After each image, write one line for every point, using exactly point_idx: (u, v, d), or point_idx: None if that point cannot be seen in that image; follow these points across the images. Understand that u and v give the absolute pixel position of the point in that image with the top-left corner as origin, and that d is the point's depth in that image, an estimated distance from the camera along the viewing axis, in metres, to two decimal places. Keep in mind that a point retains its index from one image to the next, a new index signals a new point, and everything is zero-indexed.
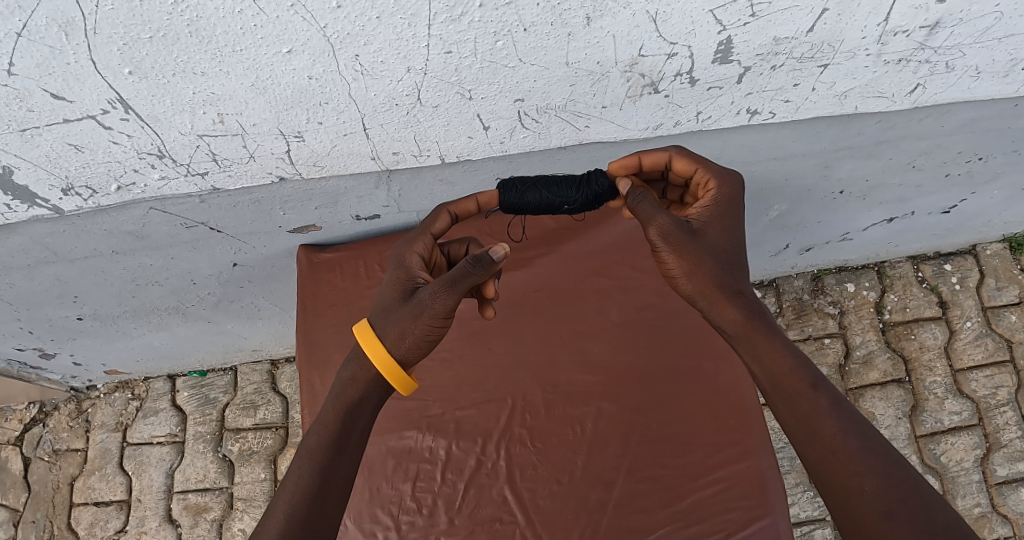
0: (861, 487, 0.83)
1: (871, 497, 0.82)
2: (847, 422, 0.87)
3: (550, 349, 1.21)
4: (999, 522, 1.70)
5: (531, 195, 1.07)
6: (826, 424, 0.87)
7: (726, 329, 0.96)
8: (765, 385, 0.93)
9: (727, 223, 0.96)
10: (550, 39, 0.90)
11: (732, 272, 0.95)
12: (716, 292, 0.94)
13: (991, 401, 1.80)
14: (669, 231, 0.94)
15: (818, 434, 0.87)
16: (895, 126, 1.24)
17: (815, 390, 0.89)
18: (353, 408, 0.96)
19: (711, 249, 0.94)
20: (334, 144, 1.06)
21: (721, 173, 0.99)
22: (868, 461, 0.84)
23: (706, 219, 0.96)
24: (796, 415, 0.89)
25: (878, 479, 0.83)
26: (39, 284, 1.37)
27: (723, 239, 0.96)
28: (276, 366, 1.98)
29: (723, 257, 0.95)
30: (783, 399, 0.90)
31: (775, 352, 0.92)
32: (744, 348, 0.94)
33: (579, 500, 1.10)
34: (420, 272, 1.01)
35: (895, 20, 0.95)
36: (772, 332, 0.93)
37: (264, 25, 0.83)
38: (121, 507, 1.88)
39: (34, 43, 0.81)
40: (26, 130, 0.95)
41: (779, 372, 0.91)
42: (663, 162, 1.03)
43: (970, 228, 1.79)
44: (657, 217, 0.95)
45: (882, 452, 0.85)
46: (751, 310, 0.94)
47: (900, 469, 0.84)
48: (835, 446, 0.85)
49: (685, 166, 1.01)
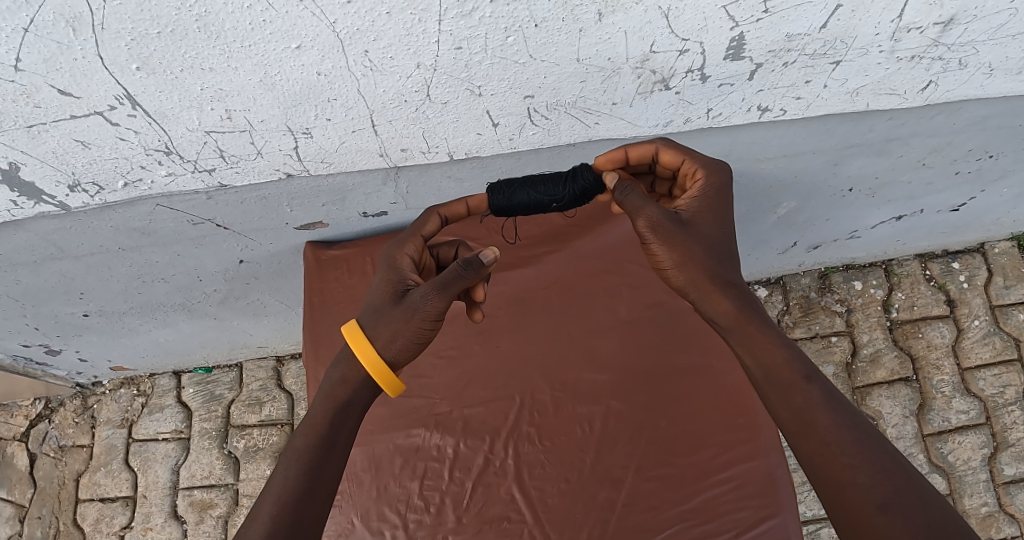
0: (854, 480, 0.82)
1: (865, 490, 0.81)
2: (841, 415, 0.85)
3: (559, 347, 1.20)
4: (1006, 522, 1.70)
5: (519, 195, 1.08)
6: (821, 416, 0.85)
7: (717, 321, 0.95)
8: (759, 377, 0.92)
9: (716, 213, 0.96)
10: (561, 35, 0.89)
11: (724, 264, 0.94)
12: (707, 283, 0.93)
13: (999, 400, 1.79)
14: (659, 222, 0.93)
15: (812, 427, 0.85)
16: (906, 123, 1.23)
17: (808, 382, 0.88)
18: (341, 409, 0.95)
19: (701, 240, 0.94)
20: (342, 140, 1.05)
21: (707, 162, 0.99)
22: (861, 453, 0.83)
23: (695, 209, 0.96)
24: (789, 406, 0.88)
25: (870, 472, 0.82)
26: (44, 281, 1.37)
27: (713, 230, 0.96)
28: (282, 363, 1.97)
29: (714, 248, 0.94)
30: (776, 390, 0.89)
31: (767, 344, 0.91)
32: (737, 339, 0.94)
33: (588, 498, 1.09)
34: (410, 273, 1.02)
35: (909, 16, 0.94)
36: (766, 324, 0.92)
37: (273, 21, 0.82)
38: (127, 504, 1.88)
39: (41, 39, 0.81)
40: (32, 127, 0.94)
41: (773, 363, 0.90)
42: (650, 154, 1.03)
43: (978, 225, 1.78)
44: (645, 208, 0.94)
45: (875, 444, 0.83)
46: (743, 302, 0.93)
47: (892, 461, 0.82)
48: (827, 439, 0.84)
49: (672, 158, 1.01)
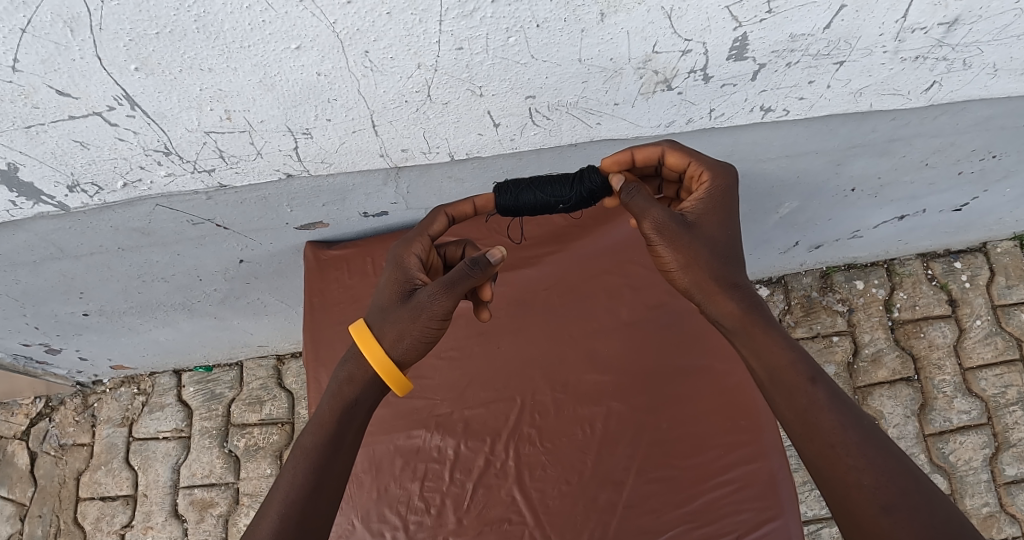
0: (860, 482, 0.81)
1: (870, 491, 0.81)
2: (846, 416, 0.85)
3: (560, 348, 1.20)
4: (1007, 522, 1.70)
5: (526, 196, 1.07)
6: (825, 418, 0.85)
7: (721, 322, 0.94)
8: (763, 378, 0.92)
9: (722, 215, 0.96)
10: (563, 35, 0.88)
11: (729, 265, 0.94)
12: (712, 284, 0.93)
13: (1000, 400, 1.78)
14: (664, 223, 0.93)
15: (816, 429, 0.85)
16: (909, 123, 1.22)
17: (813, 383, 0.87)
18: (348, 408, 0.95)
19: (707, 242, 0.94)
20: (342, 141, 1.05)
21: (713, 165, 0.99)
22: (866, 454, 0.82)
23: (701, 211, 0.96)
24: (794, 408, 0.87)
25: (876, 473, 0.81)
26: (45, 280, 1.37)
27: (719, 232, 0.95)
28: (282, 362, 1.97)
29: (719, 249, 0.94)
30: (781, 392, 0.89)
31: (772, 345, 0.91)
32: (742, 341, 0.93)
33: (589, 500, 1.09)
34: (417, 273, 1.01)
35: (914, 17, 0.94)
36: (770, 324, 0.92)
37: (273, 21, 0.81)
38: (127, 502, 1.88)
39: (39, 39, 0.80)
40: (30, 127, 0.94)
41: (777, 364, 0.89)
42: (656, 156, 1.02)
43: (981, 225, 1.77)
44: (651, 210, 0.93)
45: (880, 445, 0.83)
46: (748, 303, 0.93)
47: (898, 462, 0.82)
48: (832, 440, 0.84)
49: (678, 160, 1.01)
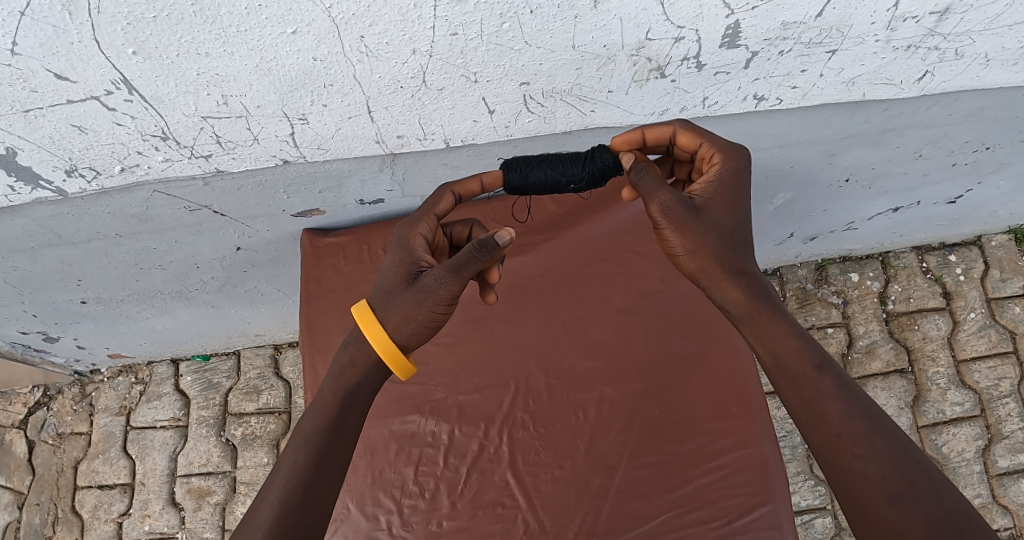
0: (865, 471, 0.83)
1: (875, 481, 0.82)
2: (853, 405, 0.86)
3: (554, 335, 1.21)
4: (999, 513, 1.71)
5: (536, 175, 1.08)
6: (832, 407, 0.86)
7: (728, 309, 0.95)
8: (770, 366, 0.92)
9: (731, 199, 0.95)
10: (557, 22, 0.89)
11: (736, 252, 0.94)
12: (718, 271, 0.94)
13: (993, 393, 1.80)
14: (671, 207, 0.94)
15: (822, 418, 0.86)
16: (902, 114, 1.23)
17: (820, 372, 0.88)
18: (349, 393, 0.96)
19: (714, 227, 0.94)
20: (338, 127, 1.06)
21: (725, 146, 0.97)
22: (872, 444, 0.83)
23: (709, 195, 0.95)
24: (800, 397, 0.88)
25: (882, 463, 0.82)
26: (43, 267, 1.37)
27: (727, 217, 0.95)
28: (279, 350, 1.99)
29: (727, 236, 0.94)
30: (787, 379, 0.90)
31: (779, 332, 0.91)
32: (747, 328, 0.94)
33: (581, 485, 1.10)
34: (423, 255, 1.01)
35: (904, 6, 0.94)
36: (777, 312, 0.92)
37: (269, 5, 0.82)
38: (125, 490, 1.89)
39: (37, 22, 0.81)
40: (29, 111, 0.95)
41: (783, 352, 0.90)
42: (667, 136, 1.01)
43: (974, 219, 1.78)
44: (659, 192, 0.94)
45: (887, 435, 0.84)
46: (754, 292, 0.93)
47: (905, 452, 0.83)
48: (839, 429, 0.85)
49: (689, 140, 1.00)
